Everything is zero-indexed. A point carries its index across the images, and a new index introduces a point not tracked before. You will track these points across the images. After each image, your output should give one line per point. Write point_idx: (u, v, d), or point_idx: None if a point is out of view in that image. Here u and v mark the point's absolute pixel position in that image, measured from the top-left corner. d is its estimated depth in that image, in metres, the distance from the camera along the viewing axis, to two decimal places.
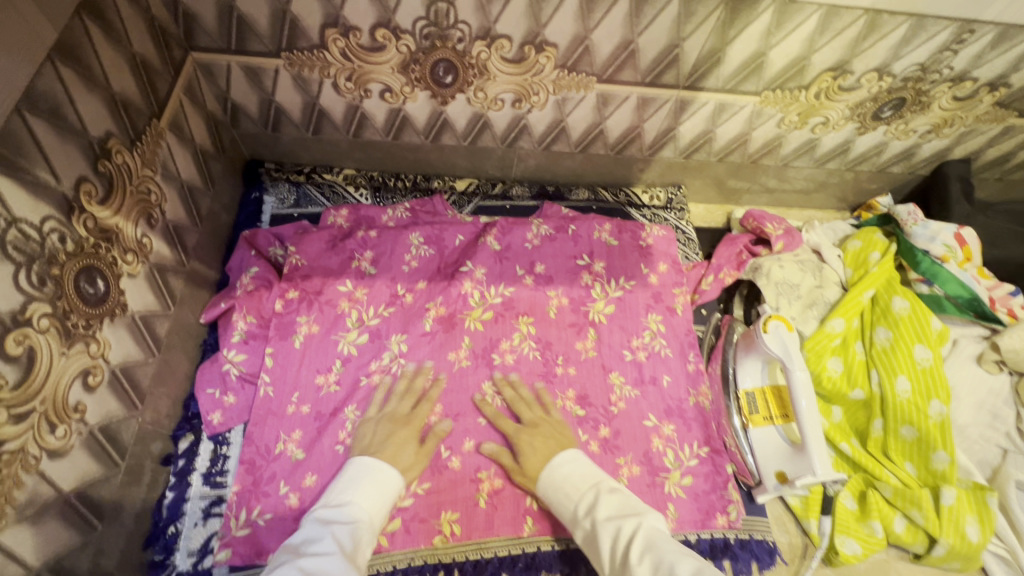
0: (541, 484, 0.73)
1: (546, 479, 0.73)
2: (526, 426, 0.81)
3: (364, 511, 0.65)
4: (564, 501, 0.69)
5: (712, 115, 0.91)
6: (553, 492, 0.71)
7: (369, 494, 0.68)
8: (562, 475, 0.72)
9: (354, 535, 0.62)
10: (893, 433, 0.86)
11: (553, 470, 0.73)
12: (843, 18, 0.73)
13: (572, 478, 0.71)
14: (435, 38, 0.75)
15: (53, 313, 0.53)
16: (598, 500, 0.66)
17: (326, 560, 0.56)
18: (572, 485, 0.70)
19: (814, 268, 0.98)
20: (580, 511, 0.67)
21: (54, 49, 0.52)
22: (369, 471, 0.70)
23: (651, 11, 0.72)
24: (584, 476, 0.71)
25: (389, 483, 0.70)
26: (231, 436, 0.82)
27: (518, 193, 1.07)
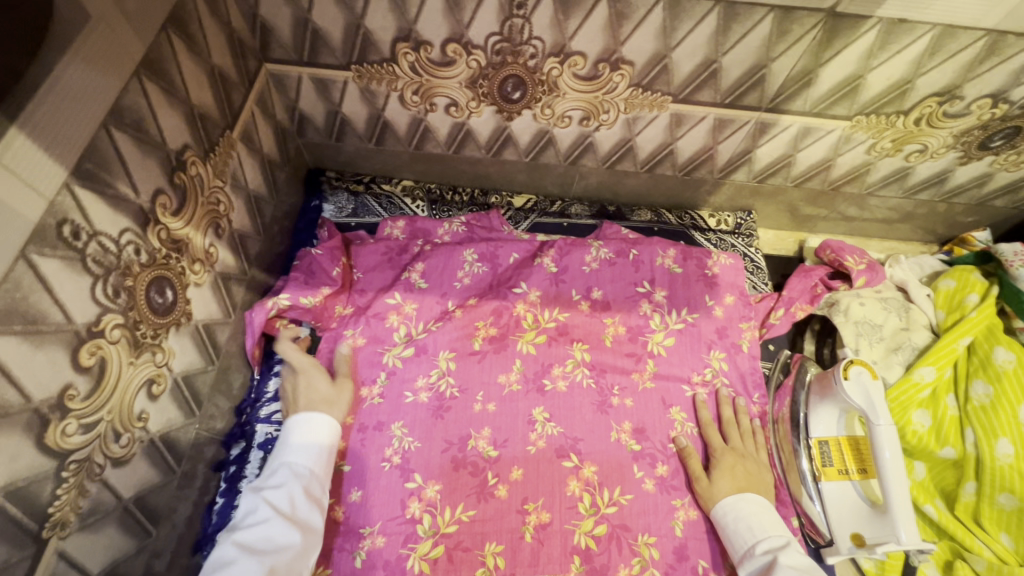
0: (717, 512, 0.77)
1: (728, 509, 0.76)
2: (732, 448, 0.82)
3: (304, 468, 0.69)
4: (740, 534, 0.73)
5: (795, 139, 0.85)
6: (733, 523, 0.75)
7: (303, 447, 0.71)
8: (748, 510, 0.75)
9: (293, 490, 0.66)
10: (988, 499, 0.77)
11: (739, 504, 0.76)
12: (959, 39, 0.66)
13: (757, 516, 0.74)
14: (506, 54, 0.73)
15: (125, 323, 0.53)
16: (785, 551, 0.69)
17: (262, 531, 0.61)
18: (765, 526, 0.73)
19: (900, 307, 0.90)
20: (757, 550, 0.71)
21: (141, 64, 0.52)
22: (305, 429, 0.72)
23: (739, 29, 0.67)
24: (764, 521, 0.74)
25: (323, 429, 0.72)
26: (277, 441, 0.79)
27: (577, 212, 1.04)
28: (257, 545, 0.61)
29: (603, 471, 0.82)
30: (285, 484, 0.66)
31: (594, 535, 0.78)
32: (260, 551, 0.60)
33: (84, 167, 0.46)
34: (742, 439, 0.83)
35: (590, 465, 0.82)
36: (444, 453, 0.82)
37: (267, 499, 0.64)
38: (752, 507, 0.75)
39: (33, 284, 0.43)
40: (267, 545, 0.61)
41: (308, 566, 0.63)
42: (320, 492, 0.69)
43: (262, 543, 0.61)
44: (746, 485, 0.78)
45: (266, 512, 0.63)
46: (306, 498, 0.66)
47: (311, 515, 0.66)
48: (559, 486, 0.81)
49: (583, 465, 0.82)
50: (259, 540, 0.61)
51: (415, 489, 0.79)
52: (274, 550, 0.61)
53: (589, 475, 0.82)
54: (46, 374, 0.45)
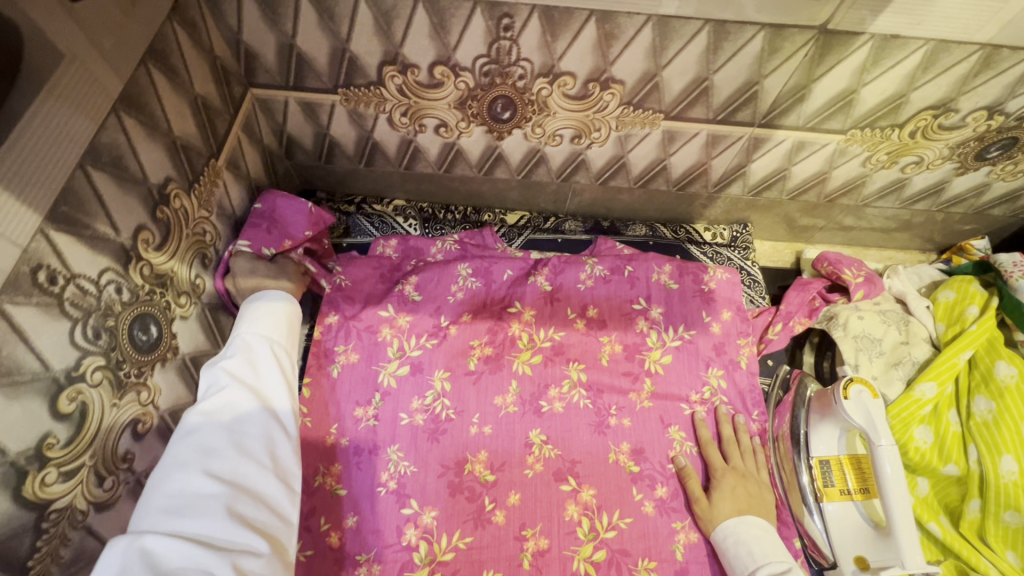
0: (717, 534, 0.76)
1: (728, 532, 0.75)
2: (732, 468, 0.81)
3: (263, 338, 0.68)
4: (740, 558, 0.72)
5: (789, 153, 0.84)
6: (733, 547, 0.73)
7: (259, 319, 0.70)
8: (749, 533, 0.74)
9: (252, 360, 0.66)
10: (993, 517, 0.76)
11: (740, 527, 0.75)
12: (953, 54, 0.66)
13: (758, 540, 0.73)
14: (495, 75, 0.72)
15: (107, 364, 0.52)
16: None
17: (224, 400, 0.61)
18: (766, 551, 0.72)
19: (899, 321, 0.90)
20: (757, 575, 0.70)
21: (119, 100, 0.51)
22: (256, 306, 0.71)
23: (730, 47, 0.66)
24: (764, 545, 0.73)
25: (277, 308, 0.71)
26: None
27: (571, 228, 1.02)
28: (220, 413, 0.60)
29: (601, 494, 0.81)
30: (243, 355, 0.65)
31: (592, 561, 0.77)
32: (222, 420, 0.60)
33: (60, 210, 0.45)
34: (743, 457, 0.82)
35: (588, 488, 0.81)
36: (440, 478, 0.80)
37: (226, 369, 0.63)
38: (750, 530, 0.74)
39: (8, 335, 0.41)
40: (230, 411, 0.61)
41: (274, 428, 0.63)
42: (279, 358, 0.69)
43: (223, 412, 0.61)
44: (746, 506, 0.77)
45: (224, 381, 0.62)
46: (267, 364, 0.66)
47: (271, 382, 0.66)
48: (557, 510, 0.79)
49: (582, 488, 0.81)
50: (220, 407, 0.61)
51: (411, 515, 0.78)
52: (242, 415, 0.61)
53: (587, 498, 0.80)
54: (23, 425, 0.44)
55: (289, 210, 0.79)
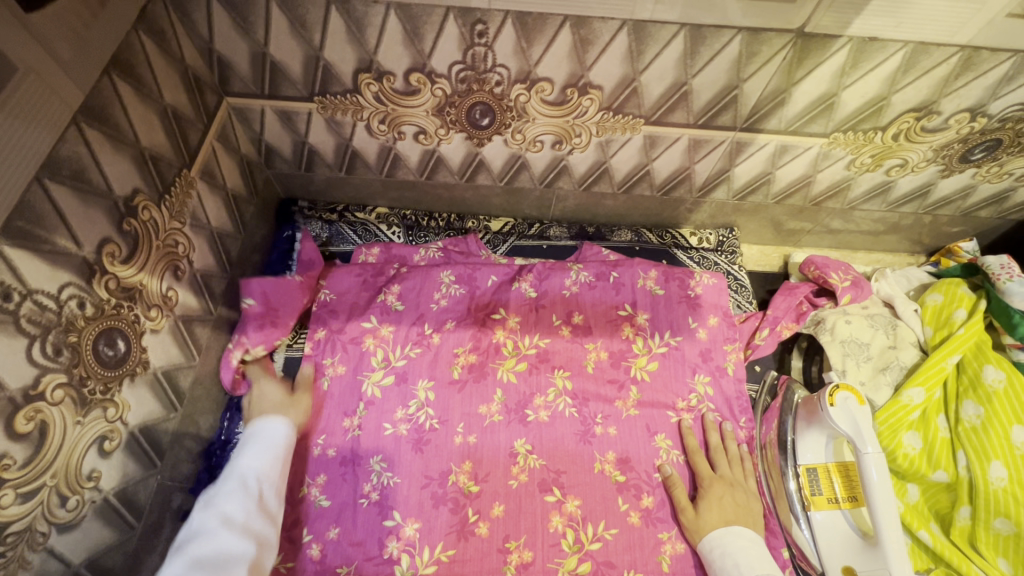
0: (704, 546, 0.75)
1: (715, 544, 0.74)
2: (719, 477, 0.80)
3: (258, 474, 0.66)
4: (727, 570, 0.71)
5: (772, 157, 0.83)
6: (720, 559, 0.72)
7: (256, 455, 0.68)
8: (735, 543, 0.72)
9: (246, 501, 0.63)
10: (984, 525, 0.74)
11: (727, 538, 0.73)
12: (932, 56, 0.65)
13: (744, 550, 0.72)
14: (471, 81, 0.71)
15: (68, 381, 0.51)
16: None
17: (215, 544, 0.58)
18: (752, 562, 0.70)
19: (887, 324, 0.89)
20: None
21: (80, 111, 0.50)
22: (257, 440, 0.70)
23: (707, 51, 0.65)
24: (751, 556, 0.71)
25: (279, 441, 0.71)
26: None
27: (556, 234, 1.01)
28: (208, 558, 0.57)
29: (586, 505, 0.80)
30: (236, 496, 0.63)
31: (577, 573, 0.75)
32: (211, 563, 0.57)
33: (14, 225, 0.44)
34: (730, 466, 0.81)
35: (573, 499, 0.80)
36: (423, 490, 0.79)
37: (222, 509, 0.61)
38: (734, 541, 0.73)
39: None
40: (219, 557, 0.57)
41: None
42: (273, 499, 0.66)
43: (212, 555, 0.57)
44: (733, 517, 0.76)
45: (216, 528, 0.59)
46: (259, 503, 0.64)
47: (265, 538, 0.63)
48: (542, 522, 0.78)
49: (566, 498, 0.80)
50: (211, 552, 0.57)
51: (393, 527, 0.76)
52: (232, 558, 0.58)
53: (572, 509, 0.79)
54: None
55: (283, 298, 0.85)
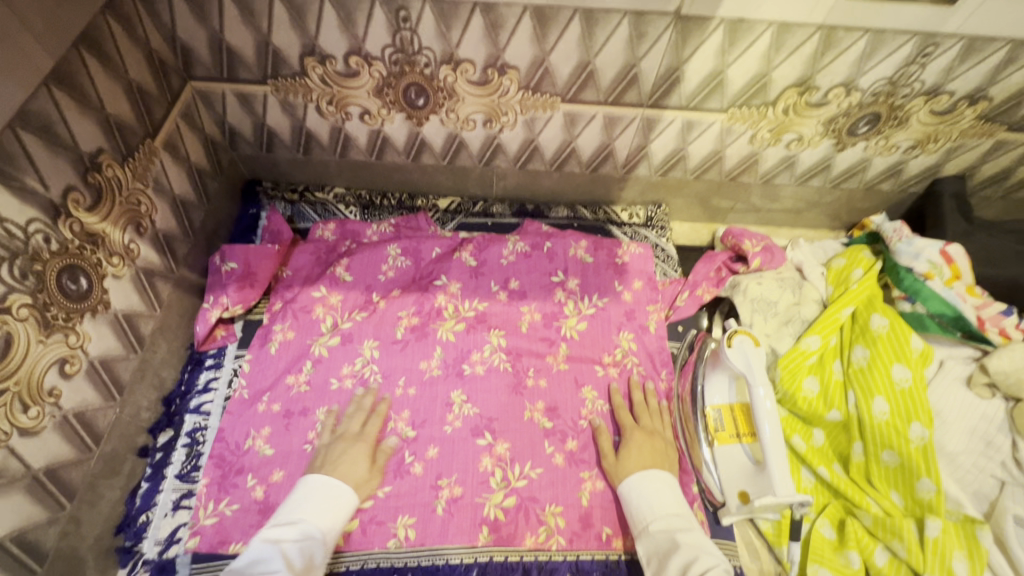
0: (623, 489, 0.79)
1: (632, 485, 0.78)
2: (640, 426, 0.86)
3: (313, 527, 0.70)
4: (642, 511, 0.76)
5: (681, 133, 0.93)
6: (636, 500, 0.77)
7: (321, 508, 0.72)
8: (652, 487, 0.77)
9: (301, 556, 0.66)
10: (874, 458, 0.81)
11: (643, 481, 0.78)
12: (796, 35, 0.75)
13: (660, 493, 0.77)
14: (403, 64, 0.81)
15: (34, 304, 0.59)
16: (682, 531, 0.72)
17: None
18: (665, 504, 0.76)
19: (794, 285, 0.97)
20: (655, 527, 0.73)
21: (49, 75, 0.60)
22: (318, 489, 0.74)
23: (602, 32, 0.76)
24: (664, 498, 0.76)
25: (344, 500, 0.74)
26: (210, 421, 0.86)
27: (499, 211, 1.10)
28: None
29: (514, 447, 0.87)
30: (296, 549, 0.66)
31: (503, 507, 0.82)
32: None
33: None
34: (651, 418, 0.87)
35: (503, 442, 0.87)
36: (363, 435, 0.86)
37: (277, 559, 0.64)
38: (650, 484, 0.78)
39: None
40: None
41: None
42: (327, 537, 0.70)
43: None
44: (650, 462, 0.81)
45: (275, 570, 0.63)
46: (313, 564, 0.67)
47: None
48: (472, 462, 0.85)
49: (497, 442, 0.87)
50: None
51: None
52: None
53: (501, 451, 0.86)
54: None
55: (258, 259, 0.94)
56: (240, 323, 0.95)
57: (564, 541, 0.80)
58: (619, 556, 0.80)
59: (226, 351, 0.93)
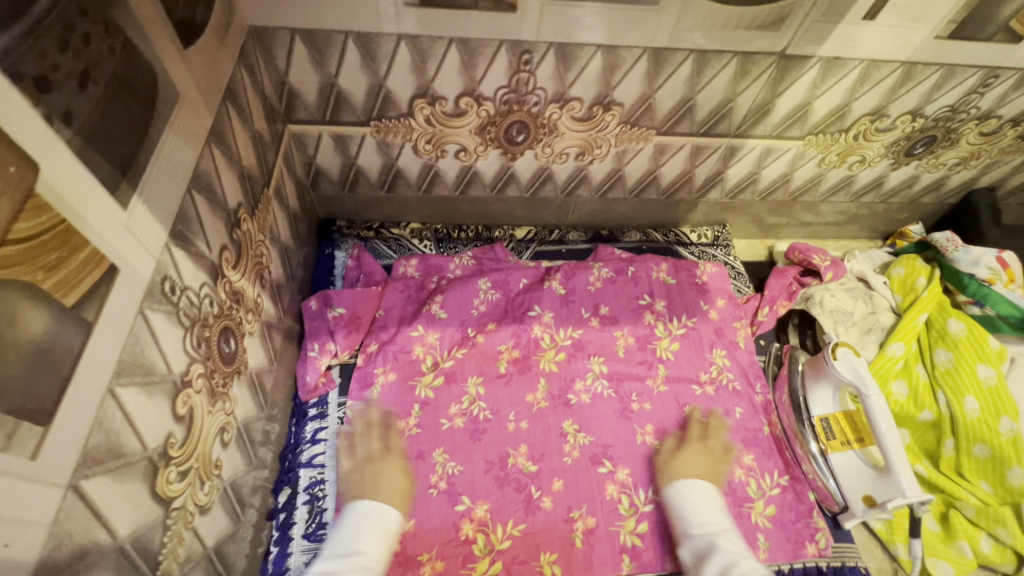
0: (669, 498, 0.79)
1: (676, 493, 0.79)
2: (705, 441, 0.89)
3: (370, 557, 0.64)
4: (688, 518, 0.75)
5: (758, 159, 0.98)
6: (681, 507, 0.76)
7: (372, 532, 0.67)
8: (685, 495, 0.77)
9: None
10: (966, 452, 0.88)
11: (680, 491, 0.78)
12: (881, 69, 0.82)
13: (693, 500, 0.76)
14: (513, 103, 0.83)
15: (205, 372, 0.56)
16: (714, 536, 0.70)
17: None
18: (698, 513, 0.74)
19: (864, 295, 1.04)
20: (696, 534, 0.72)
21: (209, 133, 0.57)
22: (367, 517, 0.68)
23: (710, 70, 0.80)
24: (716, 508, 0.75)
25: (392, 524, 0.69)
26: (326, 473, 0.82)
27: (574, 238, 1.12)
28: None
29: (635, 472, 0.88)
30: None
31: (638, 533, 0.83)
32: None
33: (177, 228, 0.51)
34: (703, 431, 0.90)
35: (623, 468, 0.89)
36: (486, 474, 0.86)
37: None
38: (696, 492, 0.77)
39: (146, 337, 0.46)
40: None
41: None
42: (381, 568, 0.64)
43: None
44: (699, 469, 0.85)
45: None
46: None
47: None
48: (598, 491, 0.86)
49: (617, 468, 0.88)
50: None
51: (465, 510, 0.82)
52: None
53: (624, 477, 0.88)
54: (157, 422, 0.48)
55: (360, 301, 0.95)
56: (337, 369, 0.92)
57: None
58: None
59: (328, 399, 0.89)
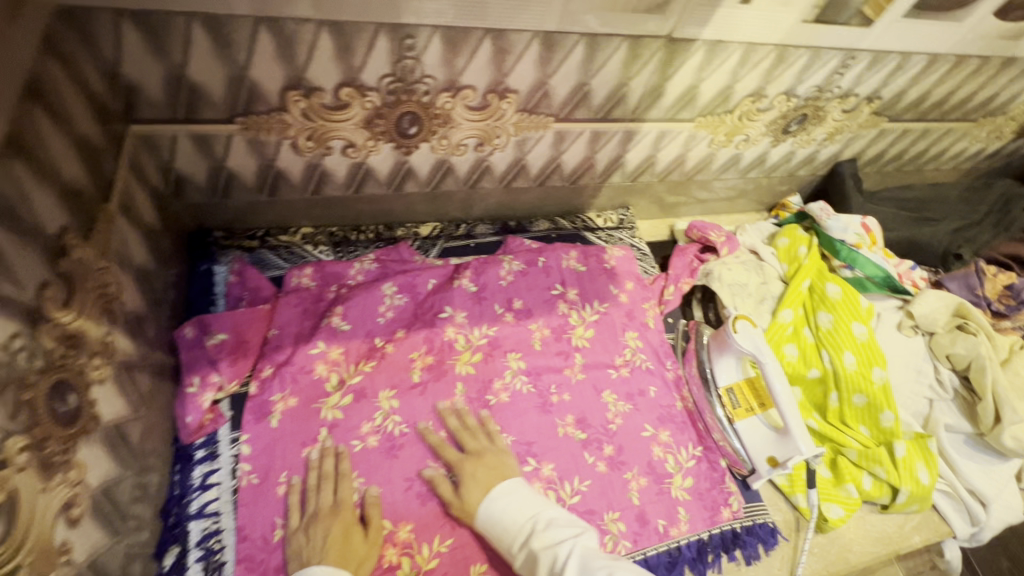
0: (477, 522, 0.76)
1: (478, 516, 0.76)
2: (468, 454, 0.83)
3: None
4: (502, 531, 0.73)
5: (654, 142, 1.00)
6: (490, 526, 0.74)
7: None
8: (500, 504, 0.75)
9: None
10: (847, 402, 0.97)
11: (485, 512, 0.75)
12: (758, 52, 0.85)
13: (501, 508, 0.75)
14: (400, 93, 0.76)
15: (31, 443, 0.45)
16: (546, 528, 0.72)
17: None
18: (512, 517, 0.74)
19: (756, 267, 1.10)
20: (517, 547, 0.71)
21: (4, 144, 0.45)
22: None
23: (602, 55, 0.78)
24: (524, 504, 0.75)
25: None
26: (223, 521, 0.74)
27: (482, 232, 1.08)
28: None
29: (559, 466, 0.89)
30: None
31: None
32: None
33: None
34: (476, 441, 0.85)
35: (548, 463, 0.89)
36: (408, 492, 0.81)
37: None
38: (500, 498, 0.76)
39: None
40: None
41: None
42: None
43: None
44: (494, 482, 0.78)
45: None
46: None
47: None
48: None
49: (541, 464, 0.88)
50: None
51: (387, 535, 0.78)
52: None
53: (549, 473, 0.88)
54: None
55: (246, 323, 0.86)
56: (226, 403, 0.81)
57: (630, 543, 0.85)
58: (678, 542, 0.86)
59: (218, 438, 0.79)
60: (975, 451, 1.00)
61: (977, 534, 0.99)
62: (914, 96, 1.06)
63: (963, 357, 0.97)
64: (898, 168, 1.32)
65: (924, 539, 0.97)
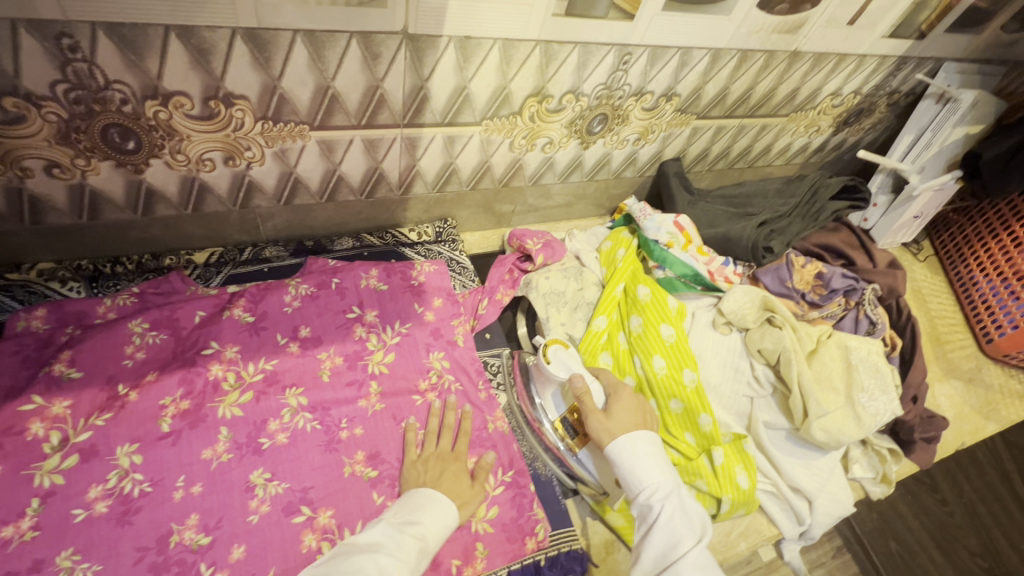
0: (610, 448, 0.77)
1: (613, 443, 0.77)
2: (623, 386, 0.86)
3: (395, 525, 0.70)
4: (631, 476, 0.74)
5: (445, 149, 0.94)
6: (625, 464, 0.75)
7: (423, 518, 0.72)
8: (640, 453, 0.75)
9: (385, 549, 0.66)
10: (666, 410, 0.92)
11: (622, 444, 0.76)
12: (519, 49, 0.81)
13: (646, 466, 0.74)
14: (89, 102, 0.66)
15: None
16: (680, 502, 0.72)
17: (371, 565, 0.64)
18: (650, 473, 0.74)
19: (576, 273, 1.08)
20: (645, 498, 0.72)
21: None
22: None
23: (332, 55, 0.72)
24: (661, 470, 0.75)
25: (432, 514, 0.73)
26: None
27: (274, 254, 1.00)
28: None
29: (340, 512, 0.78)
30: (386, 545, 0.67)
31: None
32: None
33: None
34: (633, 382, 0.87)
35: (325, 510, 0.77)
36: (137, 565, 0.68)
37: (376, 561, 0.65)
38: (646, 454, 0.75)
39: None
40: None
41: None
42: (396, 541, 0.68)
43: None
44: (637, 421, 0.80)
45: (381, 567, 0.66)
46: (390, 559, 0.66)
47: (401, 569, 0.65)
48: (292, 545, 0.74)
49: (318, 513, 0.77)
50: None
51: None
52: None
53: (325, 521, 0.77)
54: None
55: None
56: None
57: None
58: None
59: None
60: (794, 446, 0.97)
61: (806, 534, 0.94)
62: (713, 92, 1.05)
63: (773, 351, 0.94)
64: (730, 165, 1.33)
65: (752, 545, 0.93)
